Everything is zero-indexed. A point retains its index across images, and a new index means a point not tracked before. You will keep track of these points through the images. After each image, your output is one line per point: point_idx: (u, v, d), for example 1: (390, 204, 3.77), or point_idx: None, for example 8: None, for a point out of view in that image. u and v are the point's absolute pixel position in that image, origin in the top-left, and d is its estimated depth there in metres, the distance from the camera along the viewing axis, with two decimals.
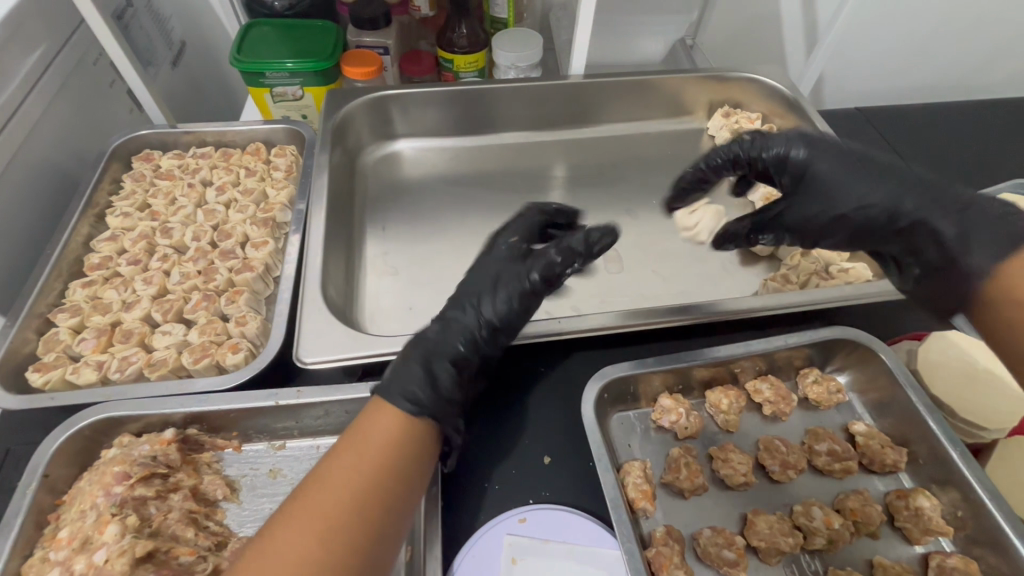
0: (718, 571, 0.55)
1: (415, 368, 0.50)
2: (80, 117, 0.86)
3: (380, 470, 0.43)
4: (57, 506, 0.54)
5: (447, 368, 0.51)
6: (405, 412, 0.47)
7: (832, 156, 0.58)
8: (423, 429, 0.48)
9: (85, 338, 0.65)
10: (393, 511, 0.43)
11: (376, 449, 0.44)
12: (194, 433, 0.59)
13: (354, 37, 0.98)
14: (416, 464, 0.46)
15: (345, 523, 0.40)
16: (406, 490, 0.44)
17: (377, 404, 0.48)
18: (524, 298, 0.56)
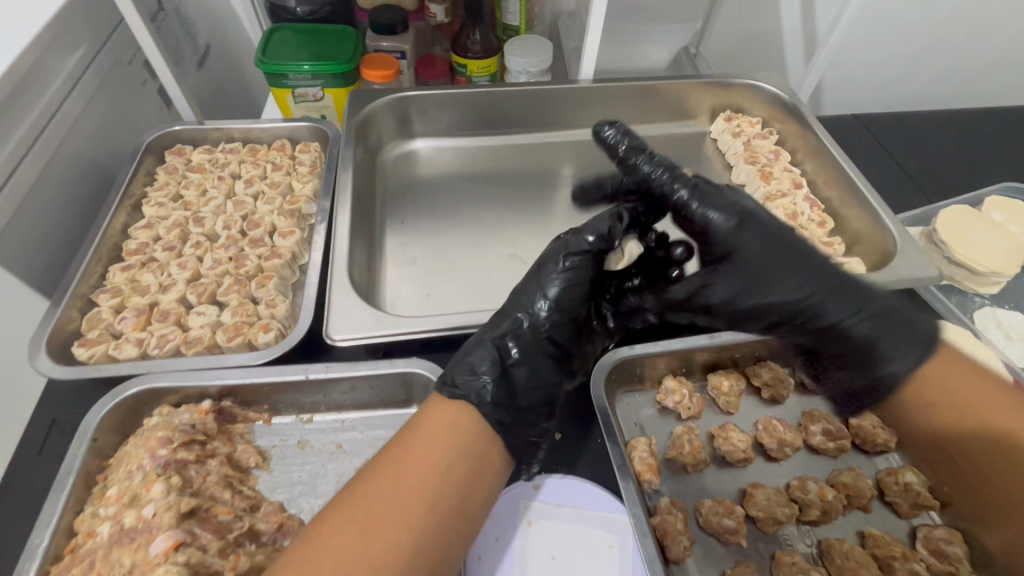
0: (719, 538, 0.59)
1: (482, 358, 0.55)
2: (117, 113, 0.91)
3: (422, 473, 0.47)
4: (103, 468, 0.58)
5: (516, 363, 0.56)
6: (467, 411, 0.52)
7: (766, 232, 0.58)
8: (485, 427, 0.52)
9: (125, 316, 0.70)
10: (436, 509, 0.46)
11: (420, 453, 0.48)
12: (228, 405, 0.63)
13: (373, 41, 1.03)
14: (462, 467, 0.49)
15: (388, 519, 0.45)
16: (448, 493, 0.47)
17: (445, 398, 0.53)
18: (580, 275, 0.58)
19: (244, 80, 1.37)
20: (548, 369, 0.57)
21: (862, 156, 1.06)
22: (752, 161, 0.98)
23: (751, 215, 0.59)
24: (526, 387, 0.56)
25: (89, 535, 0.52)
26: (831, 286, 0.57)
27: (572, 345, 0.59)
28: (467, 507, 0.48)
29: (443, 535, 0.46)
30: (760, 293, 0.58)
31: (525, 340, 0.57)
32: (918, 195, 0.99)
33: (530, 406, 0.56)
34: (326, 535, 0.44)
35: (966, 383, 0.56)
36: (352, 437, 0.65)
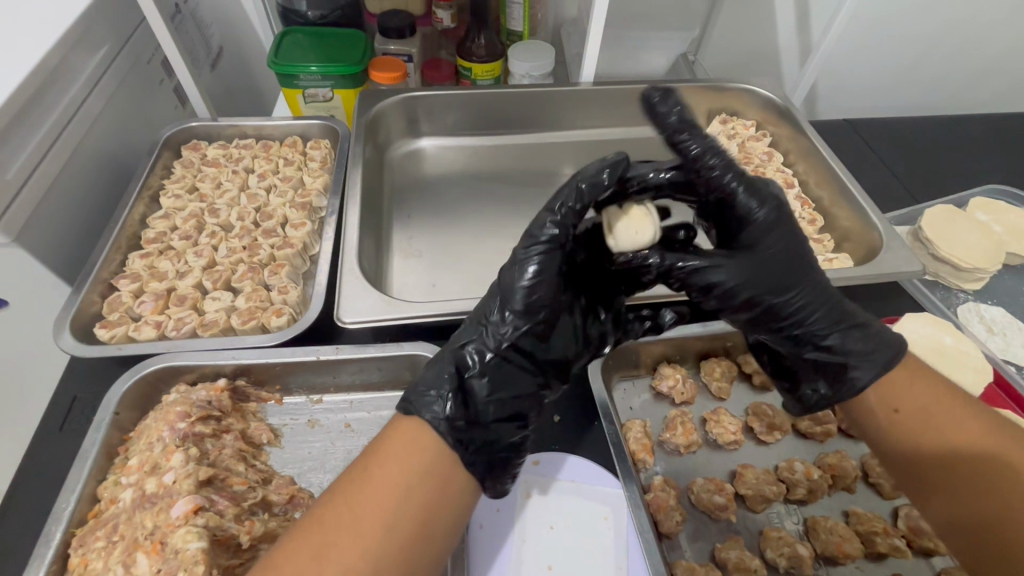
0: (710, 514, 0.62)
1: (444, 368, 0.51)
2: (137, 110, 0.95)
3: (378, 499, 0.43)
4: (124, 441, 0.61)
5: (473, 373, 0.51)
6: (425, 427, 0.48)
7: (785, 236, 0.53)
8: (444, 447, 0.47)
9: (144, 300, 0.73)
10: (394, 536, 0.43)
11: (377, 479, 0.44)
12: (242, 385, 0.67)
13: (382, 44, 1.07)
14: (422, 491, 0.45)
15: (340, 548, 0.42)
16: (407, 518, 0.44)
17: (404, 417, 0.49)
18: (552, 261, 0.51)
19: (254, 82, 1.41)
20: (520, 381, 0.53)
21: (853, 159, 1.10)
22: (746, 161, 1.02)
23: (785, 220, 0.53)
24: (488, 400, 0.51)
25: (112, 501, 0.55)
26: (829, 302, 0.55)
27: (542, 355, 0.54)
28: (430, 530, 0.45)
29: (403, 563, 0.43)
30: (773, 296, 0.53)
31: (489, 349, 0.52)
32: (905, 196, 1.03)
33: (496, 418, 0.51)
34: (279, 564, 0.41)
35: (933, 403, 0.54)
36: (359, 417, 0.68)
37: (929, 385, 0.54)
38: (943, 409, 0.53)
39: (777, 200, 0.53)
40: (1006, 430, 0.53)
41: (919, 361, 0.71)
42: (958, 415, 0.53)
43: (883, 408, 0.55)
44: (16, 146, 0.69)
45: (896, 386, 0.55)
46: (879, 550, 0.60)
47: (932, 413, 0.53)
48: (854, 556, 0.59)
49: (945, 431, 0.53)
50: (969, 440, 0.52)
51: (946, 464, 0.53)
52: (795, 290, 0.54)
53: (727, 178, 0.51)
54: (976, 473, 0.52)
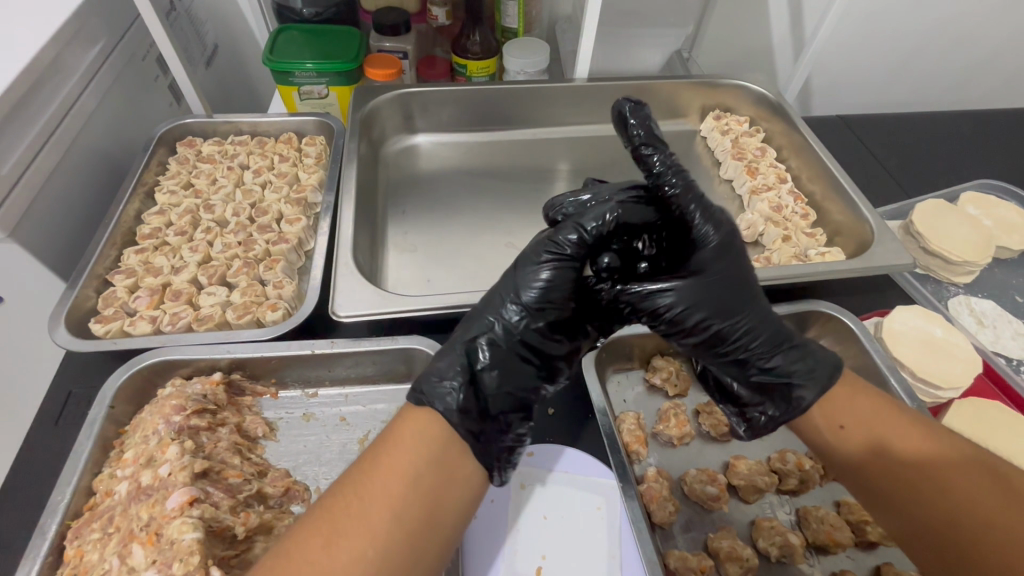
0: (703, 505, 0.62)
1: (450, 364, 0.50)
2: (131, 107, 0.94)
3: (388, 485, 0.44)
4: (119, 435, 0.61)
5: (485, 367, 0.51)
6: (436, 418, 0.48)
7: (733, 257, 0.55)
8: (454, 436, 0.48)
9: (139, 296, 0.73)
10: (402, 523, 0.43)
11: (386, 466, 0.45)
12: (237, 379, 0.67)
13: (376, 41, 1.07)
14: (431, 478, 0.45)
15: (351, 534, 0.42)
16: (416, 504, 0.44)
17: (415, 406, 0.49)
18: (563, 273, 0.53)
19: (248, 79, 1.40)
20: (526, 374, 0.53)
21: (846, 154, 1.10)
22: (739, 157, 1.03)
23: (735, 244, 0.55)
24: (497, 391, 0.51)
25: (107, 494, 0.55)
26: (773, 326, 0.55)
27: (547, 350, 0.54)
28: (438, 517, 0.45)
29: (411, 550, 0.43)
30: (724, 319, 0.53)
31: (499, 342, 0.52)
32: (897, 191, 1.04)
33: (500, 411, 0.51)
34: (287, 552, 0.41)
35: (871, 411, 0.54)
36: (354, 410, 0.69)
37: (867, 394, 0.55)
38: (879, 418, 0.53)
39: (727, 224, 0.56)
40: (948, 438, 0.52)
41: (909, 352, 0.71)
42: (898, 423, 0.53)
43: (825, 425, 0.55)
44: (10, 141, 0.69)
45: (836, 401, 0.55)
46: (870, 538, 0.60)
47: (869, 423, 0.53)
48: (844, 544, 0.59)
49: (889, 440, 0.52)
50: (910, 446, 0.52)
51: (894, 476, 0.52)
52: (747, 313, 0.54)
53: (687, 200, 0.55)
54: (925, 479, 0.50)
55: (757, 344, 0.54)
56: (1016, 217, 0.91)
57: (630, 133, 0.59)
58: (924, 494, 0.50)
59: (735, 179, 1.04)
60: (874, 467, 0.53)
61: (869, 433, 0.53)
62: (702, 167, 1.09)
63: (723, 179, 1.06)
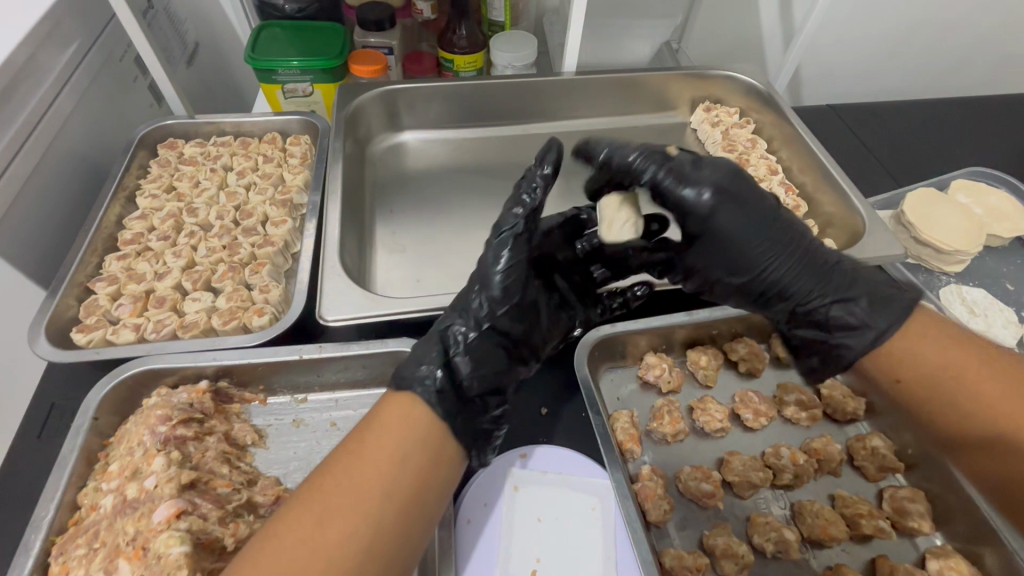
0: (698, 502, 0.62)
1: (430, 356, 0.53)
2: (110, 109, 0.92)
3: (376, 466, 0.45)
4: (104, 447, 0.60)
5: (466, 352, 0.54)
6: (415, 407, 0.49)
7: (744, 201, 0.56)
8: (435, 419, 0.49)
9: (122, 303, 0.71)
10: (392, 502, 0.44)
11: (373, 447, 0.46)
12: (224, 386, 0.66)
13: (362, 38, 1.05)
14: (418, 458, 0.47)
15: (341, 514, 0.42)
16: (404, 485, 0.45)
17: (395, 392, 0.51)
18: (519, 258, 0.57)
19: (232, 78, 1.38)
20: (498, 358, 0.56)
21: (836, 144, 1.10)
22: (730, 149, 1.02)
23: (734, 198, 0.56)
24: (472, 375, 0.53)
25: (92, 508, 0.54)
26: (813, 273, 0.57)
27: (514, 334, 0.57)
28: (425, 496, 0.46)
29: (400, 528, 0.44)
30: (756, 276, 0.57)
31: (467, 330, 0.55)
32: (888, 180, 1.03)
33: (476, 392, 0.54)
34: (276, 534, 0.42)
35: (936, 355, 0.54)
36: (345, 415, 0.68)
37: (926, 332, 0.55)
38: (949, 364, 0.53)
39: (716, 174, 0.56)
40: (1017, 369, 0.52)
41: None
42: (967, 364, 0.53)
43: (895, 373, 0.56)
44: None
45: (921, 345, 0.54)
46: (864, 532, 0.60)
47: (940, 375, 0.53)
48: (839, 539, 0.59)
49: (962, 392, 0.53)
50: (981, 387, 0.52)
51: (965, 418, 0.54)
52: (784, 267, 0.57)
53: (661, 173, 0.57)
54: (987, 433, 0.53)
55: (806, 295, 0.58)
56: (1006, 204, 0.91)
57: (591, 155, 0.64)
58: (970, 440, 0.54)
59: None
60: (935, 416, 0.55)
61: (938, 376, 0.54)
62: None
63: None
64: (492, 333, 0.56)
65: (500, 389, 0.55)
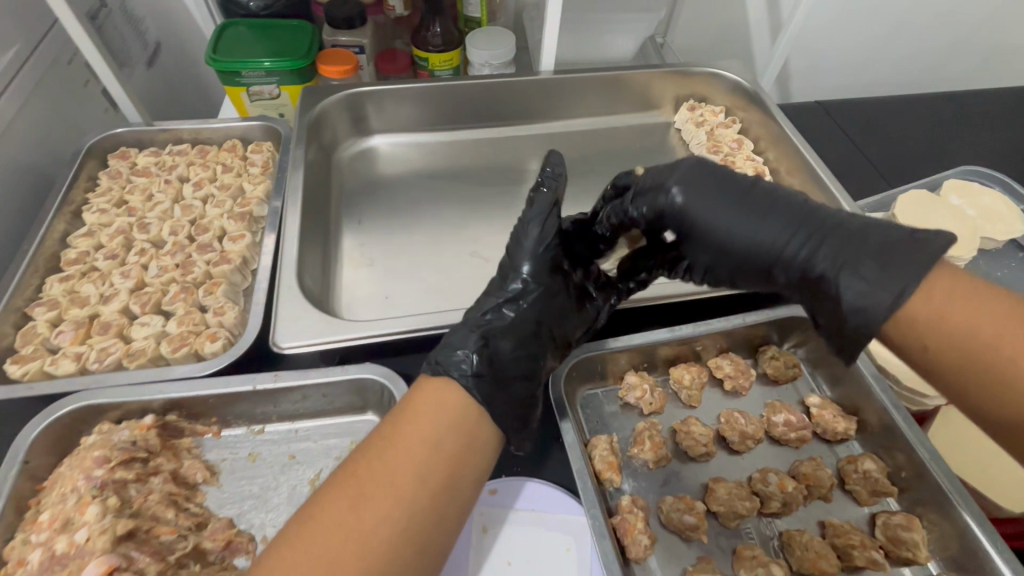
0: (681, 535, 0.58)
1: (465, 344, 0.54)
2: (57, 116, 0.86)
3: (412, 453, 0.46)
4: (37, 492, 0.55)
5: (503, 337, 0.56)
6: (451, 390, 0.51)
7: (703, 179, 0.56)
8: (472, 402, 0.51)
9: (63, 330, 0.66)
10: (426, 488, 0.45)
11: (407, 434, 0.47)
12: (173, 420, 0.61)
13: (330, 36, 1.00)
14: (454, 444, 0.48)
15: (378, 498, 0.44)
16: (438, 472, 0.46)
17: (431, 377, 0.52)
18: (547, 253, 0.58)
19: (199, 79, 1.31)
20: (531, 345, 0.57)
21: (825, 143, 1.06)
22: (715, 150, 0.98)
23: (693, 184, 0.56)
24: (512, 358, 0.55)
25: (20, 563, 0.50)
26: (814, 235, 0.52)
27: (548, 321, 0.58)
28: (458, 484, 0.47)
29: (433, 513, 0.45)
30: (743, 253, 0.55)
31: (498, 319, 0.57)
32: (879, 181, 1.00)
33: (514, 375, 0.55)
34: (316, 516, 0.43)
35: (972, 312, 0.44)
36: (305, 447, 0.63)
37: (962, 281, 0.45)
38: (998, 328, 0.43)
39: (675, 168, 0.57)
40: None
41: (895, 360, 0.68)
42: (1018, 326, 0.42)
43: (921, 334, 0.45)
44: None
45: (938, 297, 0.45)
46: (856, 564, 0.57)
47: (977, 338, 0.43)
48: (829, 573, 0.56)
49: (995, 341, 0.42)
50: None
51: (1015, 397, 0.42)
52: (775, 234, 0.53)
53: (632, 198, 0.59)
54: None
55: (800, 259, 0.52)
56: (1000, 205, 0.88)
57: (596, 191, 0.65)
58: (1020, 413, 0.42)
59: None
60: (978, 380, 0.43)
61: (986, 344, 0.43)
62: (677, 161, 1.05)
63: None
64: (523, 320, 0.57)
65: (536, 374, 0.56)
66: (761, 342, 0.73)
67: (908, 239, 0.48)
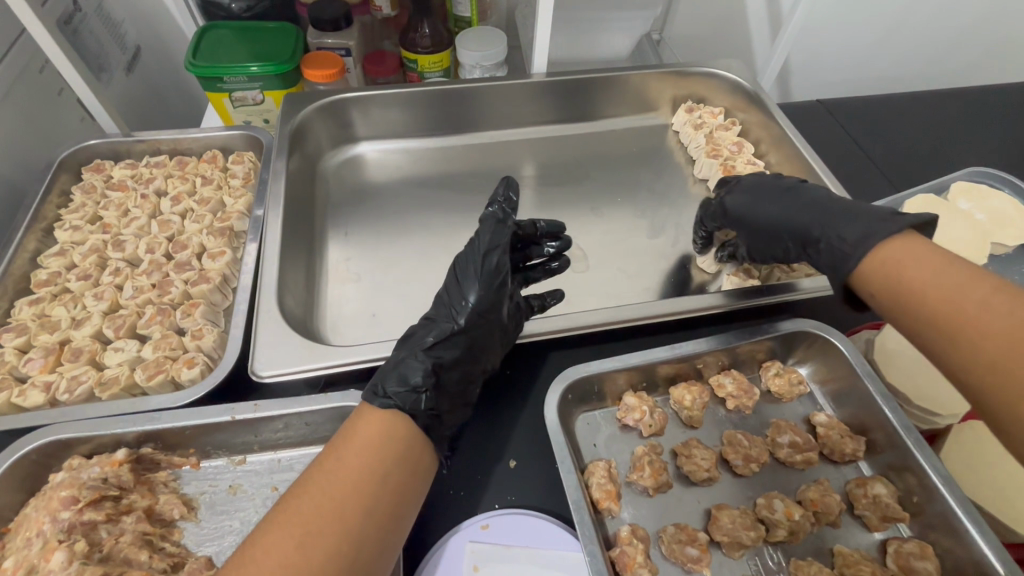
0: (682, 567, 0.56)
1: (414, 370, 0.53)
2: (28, 127, 0.83)
3: (358, 481, 0.44)
4: (3, 534, 0.53)
5: (448, 366, 0.56)
6: (400, 418, 0.50)
7: (762, 184, 0.69)
8: (416, 429, 0.51)
9: (32, 358, 0.63)
10: (372, 517, 0.44)
11: (353, 464, 0.45)
12: (148, 452, 0.58)
13: (315, 38, 0.95)
14: (399, 471, 0.47)
15: (323, 532, 0.41)
16: (385, 500, 0.45)
17: (376, 409, 0.50)
18: (493, 283, 0.60)
19: (183, 83, 1.27)
20: (469, 375, 0.58)
21: (828, 144, 1.03)
22: (714, 154, 0.94)
23: (751, 188, 0.70)
24: (453, 388, 0.56)
25: None
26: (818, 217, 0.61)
27: (484, 352, 0.59)
28: (402, 511, 0.47)
29: (378, 543, 0.44)
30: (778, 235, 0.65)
31: (445, 345, 0.57)
32: (884, 184, 0.97)
33: (450, 406, 0.55)
34: (252, 557, 0.39)
35: (907, 259, 0.50)
36: (288, 478, 0.60)
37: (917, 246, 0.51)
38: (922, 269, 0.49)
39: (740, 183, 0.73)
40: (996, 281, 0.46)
41: (901, 375, 0.66)
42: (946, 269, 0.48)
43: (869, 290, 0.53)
44: None
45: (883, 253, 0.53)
46: None
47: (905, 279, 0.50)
48: None
49: (905, 269, 0.50)
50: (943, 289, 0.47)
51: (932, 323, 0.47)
52: (804, 216, 0.62)
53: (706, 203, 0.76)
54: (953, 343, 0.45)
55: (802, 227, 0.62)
56: (1012, 209, 0.84)
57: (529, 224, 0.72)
58: (946, 336, 0.46)
59: (710, 178, 0.95)
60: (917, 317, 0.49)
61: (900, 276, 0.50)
62: (675, 165, 1.01)
63: (698, 178, 0.98)
64: (465, 349, 0.58)
65: (469, 405, 0.58)
66: (765, 358, 0.70)
67: (893, 217, 0.55)
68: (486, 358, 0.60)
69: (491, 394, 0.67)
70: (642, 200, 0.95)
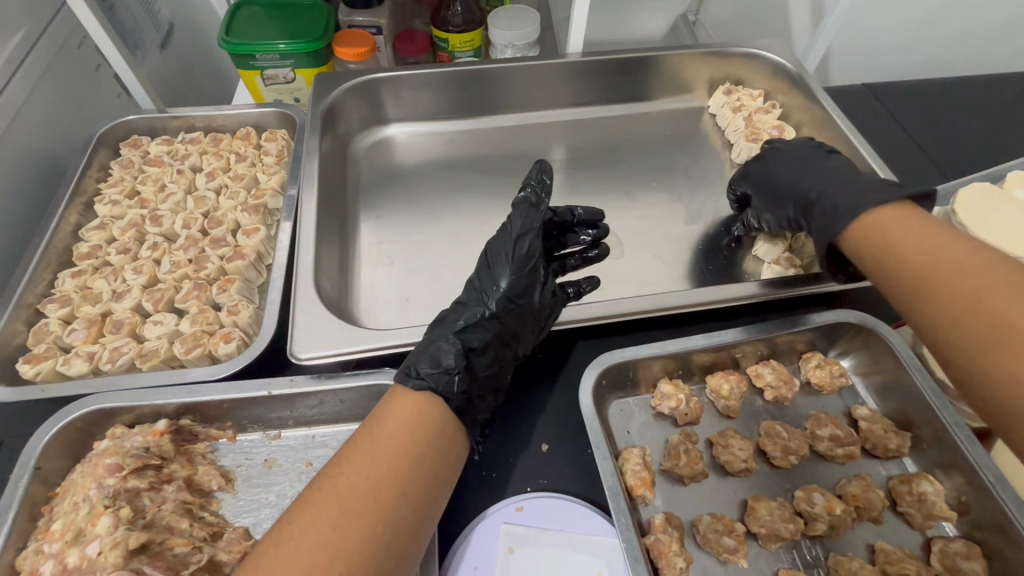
0: (718, 557, 0.55)
1: (445, 352, 0.53)
2: (68, 102, 0.84)
3: (393, 464, 0.44)
4: (50, 498, 0.54)
5: (480, 350, 0.55)
6: (432, 400, 0.50)
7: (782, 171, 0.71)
8: (447, 412, 0.50)
9: (75, 328, 0.65)
10: (407, 501, 0.44)
11: (386, 447, 0.45)
12: (187, 424, 0.59)
13: (346, 16, 0.94)
14: (433, 455, 0.47)
15: (359, 514, 0.41)
16: (419, 483, 0.45)
17: (409, 390, 0.50)
18: (524, 266, 0.59)
19: (213, 60, 1.27)
20: (502, 359, 0.57)
21: (872, 130, 0.99)
22: (753, 138, 0.91)
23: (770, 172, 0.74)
24: (485, 372, 0.55)
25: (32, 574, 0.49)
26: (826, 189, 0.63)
27: (515, 337, 0.58)
28: (436, 495, 0.46)
29: (413, 525, 0.44)
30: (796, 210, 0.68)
31: (477, 331, 0.56)
32: (931, 172, 0.92)
33: (483, 390, 0.54)
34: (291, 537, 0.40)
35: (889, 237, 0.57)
36: (323, 454, 0.61)
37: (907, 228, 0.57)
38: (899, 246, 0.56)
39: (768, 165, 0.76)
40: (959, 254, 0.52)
41: None
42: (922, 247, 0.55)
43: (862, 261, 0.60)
44: None
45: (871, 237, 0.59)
46: None
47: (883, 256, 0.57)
48: None
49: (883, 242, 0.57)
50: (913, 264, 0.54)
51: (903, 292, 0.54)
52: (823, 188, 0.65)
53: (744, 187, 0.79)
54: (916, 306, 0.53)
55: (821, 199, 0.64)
56: None
57: (569, 211, 0.70)
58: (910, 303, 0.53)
59: None
60: (903, 300, 0.51)
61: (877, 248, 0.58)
62: (711, 150, 0.98)
63: (735, 163, 0.95)
64: (498, 333, 0.57)
65: (501, 389, 0.57)
66: (805, 349, 0.68)
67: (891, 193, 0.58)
68: (519, 342, 0.59)
69: (524, 377, 0.66)
70: (676, 185, 0.92)
